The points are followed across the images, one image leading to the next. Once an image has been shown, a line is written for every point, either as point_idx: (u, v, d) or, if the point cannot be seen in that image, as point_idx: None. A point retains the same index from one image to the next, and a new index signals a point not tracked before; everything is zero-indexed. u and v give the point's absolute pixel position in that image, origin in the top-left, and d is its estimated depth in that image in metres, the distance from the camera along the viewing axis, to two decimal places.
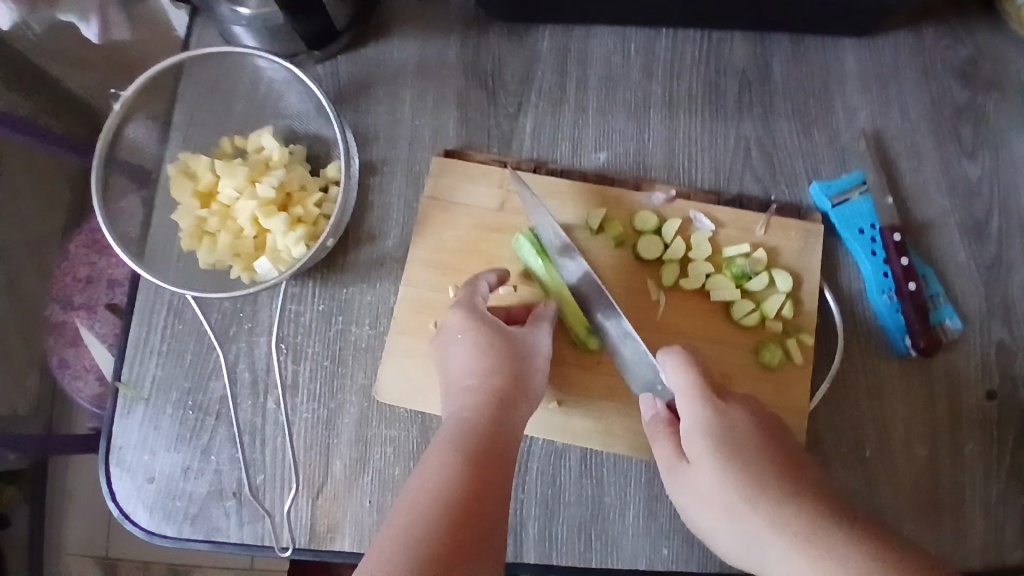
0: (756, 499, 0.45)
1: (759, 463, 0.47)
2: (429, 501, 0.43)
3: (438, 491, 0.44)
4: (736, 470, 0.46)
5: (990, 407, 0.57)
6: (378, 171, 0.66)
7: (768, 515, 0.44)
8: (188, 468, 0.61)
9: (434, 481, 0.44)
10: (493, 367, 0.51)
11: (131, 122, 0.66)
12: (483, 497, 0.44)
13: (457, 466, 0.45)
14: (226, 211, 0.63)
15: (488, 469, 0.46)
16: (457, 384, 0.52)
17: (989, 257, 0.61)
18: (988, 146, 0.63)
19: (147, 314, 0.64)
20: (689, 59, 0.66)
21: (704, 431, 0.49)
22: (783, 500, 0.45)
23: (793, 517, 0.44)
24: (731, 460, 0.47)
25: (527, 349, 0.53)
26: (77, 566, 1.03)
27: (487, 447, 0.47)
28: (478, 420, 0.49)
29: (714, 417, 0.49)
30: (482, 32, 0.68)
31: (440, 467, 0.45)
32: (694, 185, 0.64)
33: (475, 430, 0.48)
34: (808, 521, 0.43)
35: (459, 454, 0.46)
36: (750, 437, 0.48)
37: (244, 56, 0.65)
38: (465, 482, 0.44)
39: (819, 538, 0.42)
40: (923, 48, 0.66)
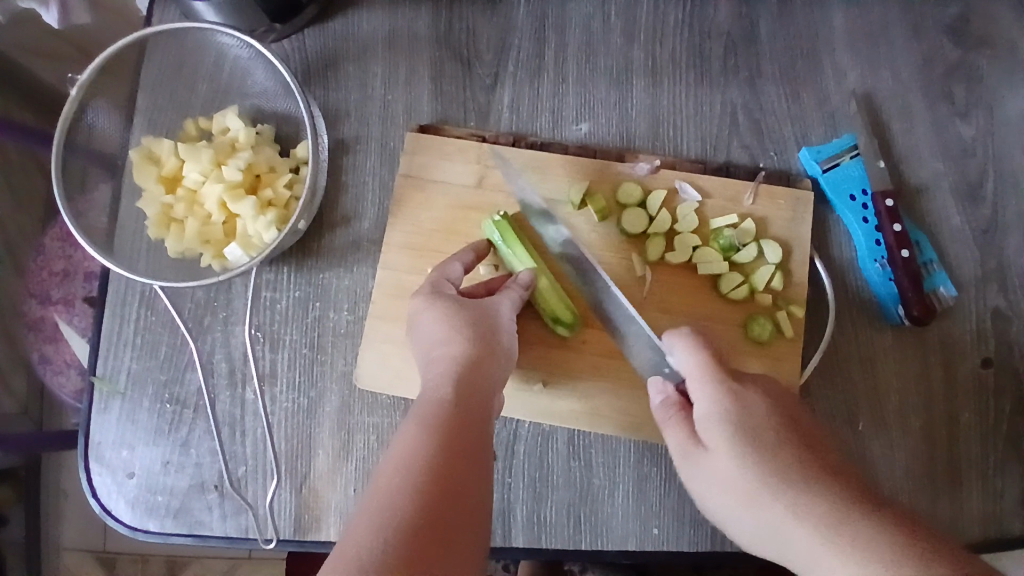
0: (779, 482, 0.42)
1: (781, 445, 0.44)
2: (398, 479, 0.39)
3: (408, 467, 0.39)
4: (757, 452, 0.43)
5: (986, 375, 0.56)
6: (351, 151, 0.63)
7: (792, 496, 0.41)
8: (168, 462, 0.59)
9: (402, 457, 0.40)
10: (461, 335, 0.48)
11: (91, 106, 0.63)
12: (457, 468, 0.40)
13: (426, 438, 0.41)
14: (192, 196, 0.60)
15: (459, 438, 0.41)
16: (427, 355, 0.48)
17: (984, 221, 0.59)
18: (983, 105, 0.61)
19: (118, 307, 0.62)
20: (671, 22, 0.63)
21: (719, 413, 0.46)
22: (807, 482, 0.42)
23: (818, 498, 0.40)
24: (752, 442, 0.44)
25: (488, 316, 0.51)
26: (73, 562, 1.04)
27: (457, 415, 0.43)
28: (446, 388, 0.44)
29: (730, 400, 0.46)
30: (454, 0, 0.65)
31: (407, 443, 0.41)
32: (680, 154, 0.61)
33: (443, 400, 0.44)
34: (836, 504, 0.40)
35: (427, 425, 0.42)
36: (770, 417, 0.45)
37: (208, 34, 0.62)
38: (436, 454, 0.40)
39: (846, 523, 0.39)
40: (914, 4, 0.63)
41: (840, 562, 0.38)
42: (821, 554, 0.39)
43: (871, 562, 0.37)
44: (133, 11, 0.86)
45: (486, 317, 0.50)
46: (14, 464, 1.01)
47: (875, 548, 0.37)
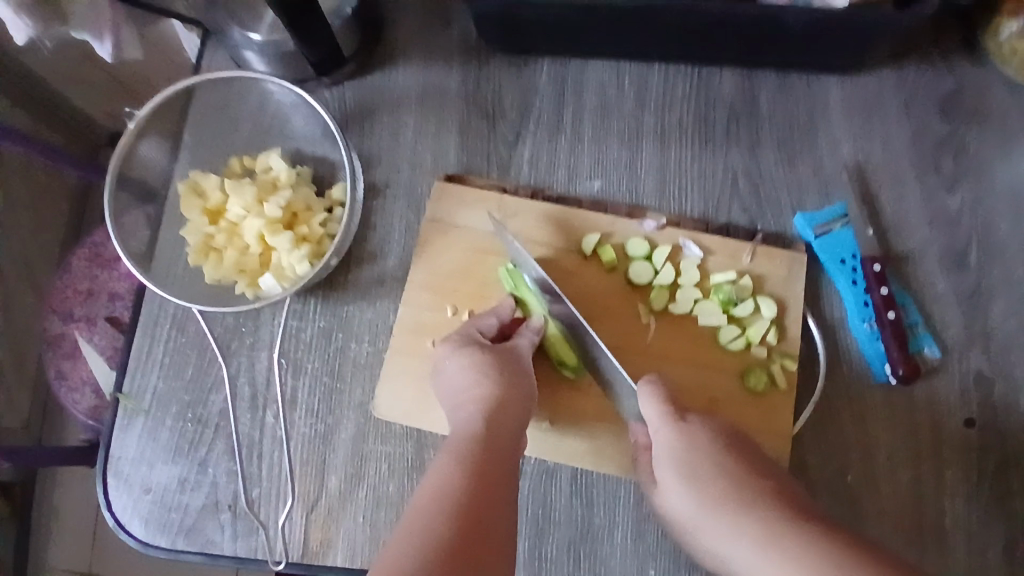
0: (723, 510, 0.48)
1: (722, 478, 0.50)
2: (433, 503, 0.44)
3: (441, 493, 0.45)
4: (701, 487, 0.50)
5: (970, 434, 0.59)
6: (381, 194, 0.68)
7: (733, 522, 0.47)
8: (185, 480, 0.62)
9: (435, 484, 0.46)
10: (487, 379, 0.53)
11: (143, 140, 0.69)
12: (487, 496, 0.45)
13: (458, 469, 0.47)
14: (233, 228, 0.65)
15: (488, 470, 0.47)
16: (454, 402, 0.54)
17: (969, 286, 0.63)
18: (968, 179, 0.67)
19: (150, 328, 0.66)
20: (680, 92, 0.70)
21: (670, 450, 0.52)
22: (746, 506, 0.48)
23: (754, 522, 0.47)
24: (696, 479, 0.50)
25: (513, 361, 0.56)
26: None
27: (486, 450, 0.48)
28: (476, 427, 0.50)
29: (679, 438, 0.52)
30: (483, 63, 0.71)
31: (441, 472, 0.47)
32: (684, 213, 0.66)
33: (473, 438, 0.49)
34: (769, 526, 0.46)
35: (460, 460, 0.47)
36: (717, 454, 0.51)
37: (254, 81, 0.68)
38: (467, 483, 0.46)
39: (775, 538, 0.45)
40: (906, 83, 0.69)
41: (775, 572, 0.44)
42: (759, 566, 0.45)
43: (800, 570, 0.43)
44: (177, 46, 0.93)
45: (510, 360, 0.55)
46: (9, 480, 1.04)
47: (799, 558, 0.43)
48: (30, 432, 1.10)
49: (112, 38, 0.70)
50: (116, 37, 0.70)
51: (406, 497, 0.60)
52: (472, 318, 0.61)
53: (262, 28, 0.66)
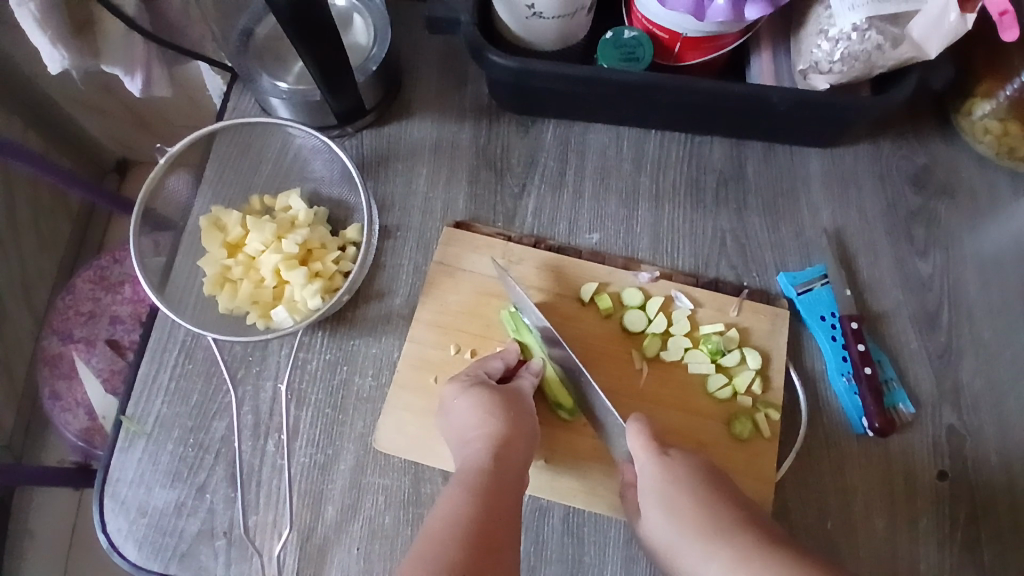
0: (698, 539, 0.52)
1: (698, 509, 0.53)
2: (445, 530, 0.48)
3: (452, 521, 0.49)
4: (679, 518, 0.53)
5: (943, 486, 0.62)
6: (392, 236, 0.72)
7: (707, 550, 0.51)
8: (182, 505, 0.62)
9: (446, 513, 0.50)
10: (492, 417, 0.56)
11: (174, 173, 0.74)
12: (495, 525, 0.49)
13: (469, 499, 0.51)
14: (250, 262, 0.69)
15: (495, 501, 0.51)
16: (462, 438, 0.57)
17: (940, 346, 0.68)
18: (939, 246, 0.72)
19: (159, 352, 0.68)
20: (674, 156, 0.76)
21: (652, 483, 0.55)
22: (721, 536, 0.51)
23: (726, 549, 0.50)
24: (673, 510, 0.54)
25: (517, 399, 0.59)
26: None
27: (495, 481, 0.52)
28: (483, 460, 0.53)
29: (661, 471, 0.55)
30: (493, 121, 0.77)
31: (451, 503, 0.51)
32: (676, 267, 0.71)
33: (481, 470, 0.53)
34: (741, 553, 0.49)
35: (468, 490, 0.51)
36: (694, 487, 0.54)
37: (277, 127, 0.73)
38: (477, 512, 0.50)
39: (746, 565, 0.48)
40: (881, 157, 0.76)
41: None
42: None
43: None
44: (199, 85, 0.99)
45: (515, 401, 0.58)
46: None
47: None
48: (11, 450, 1.10)
49: (141, 74, 0.73)
50: (146, 74, 0.73)
51: (401, 530, 0.61)
52: (477, 360, 0.64)
53: (290, 77, 0.72)
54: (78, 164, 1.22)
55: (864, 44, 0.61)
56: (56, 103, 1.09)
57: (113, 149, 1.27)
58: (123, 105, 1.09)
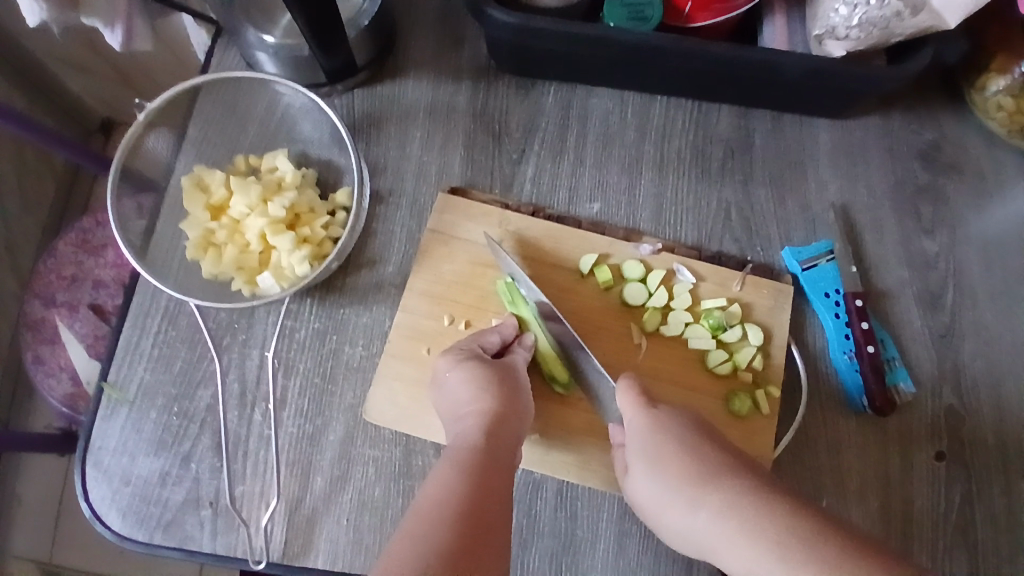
0: (684, 488, 0.52)
1: (686, 460, 0.53)
2: (435, 510, 0.47)
3: (443, 499, 0.47)
4: (664, 469, 0.53)
5: (940, 466, 0.61)
6: (384, 201, 0.69)
7: (694, 498, 0.51)
8: (167, 474, 0.61)
9: (437, 489, 0.48)
10: (485, 392, 0.54)
11: (153, 131, 0.70)
12: (487, 506, 0.48)
13: (461, 478, 0.49)
14: (235, 225, 0.66)
15: (489, 480, 0.49)
16: (456, 413, 0.56)
17: (942, 326, 0.66)
18: (945, 224, 0.70)
19: (141, 318, 0.65)
20: (679, 125, 0.73)
21: (641, 436, 0.55)
22: (711, 486, 0.51)
23: (713, 496, 0.51)
24: (660, 462, 0.53)
25: (511, 373, 0.57)
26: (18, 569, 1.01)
27: (488, 459, 0.50)
28: (476, 437, 0.52)
29: (650, 424, 0.55)
30: (491, 83, 0.73)
31: (442, 479, 0.49)
32: (679, 240, 0.69)
33: (474, 447, 0.51)
34: (729, 500, 0.50)
35: (459, 466, 0.50)
36: (683, 439, 0.54)
37: (264, 83, 0.70)
38: (470, 492, 0.48)
39: (736, 513, 0.49)
40: (890, 131, 0.73)
41: (738, 542, 0.47)
42: (722, 537, 0.49)
43: (757, 541, 0.46)
44: (184, 40, 0.94)
45: (509, 377, 0.57)
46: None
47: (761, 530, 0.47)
48: None
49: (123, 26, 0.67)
50: (128, 27, 0.68)
51: (391, 502, 0.60)
52: (473, 333, 0.62)
53: (277, 31, 0.67)
54: (59, 122, 1.16)
55: (883, 10, 0.57)
56: (32, 56, 1.03)
57: (96, 108, 1.20)
58: (104, 60, 1.04)
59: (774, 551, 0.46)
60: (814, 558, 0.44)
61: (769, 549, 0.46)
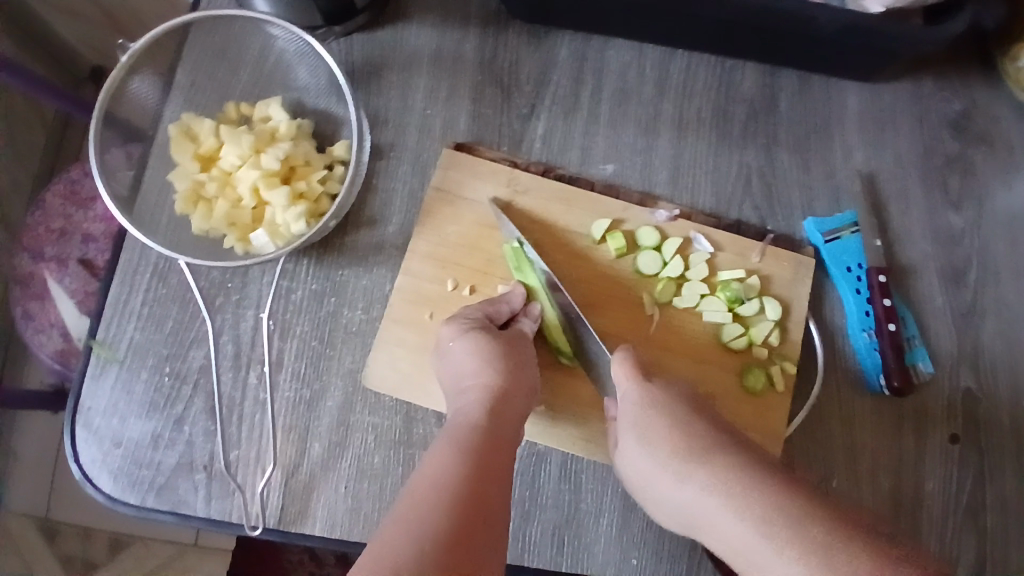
0: (674, 462, 0.50)
1: (678, 434, 0.51)
2: (431, 492, 0.44)
3: (440, 480, 0.45)
4: (655, 443, 0.51)
5: (952, 449, 0.60)
6: (385, 156, 0.65)
7: (683, 473, 0.50)
8: (159, 437, 0.59)
9: (435, 470, 0.46)
10: (488, 367, 0.52)
11: (137, 75, 0.65)
12: (487, 489, 0.45)
13: (460, 457, 0.47)
14: (226, 177, 0.62)
15: (489, 459, 0.47)
16: (456, 387, 0.54)
17: (964, 305, 0.64)
18: (974, 199, 0.66)
19: (129, 275, 0.62)
20: (701, 82, 0.68)
21: (633, 410, 0.53)
22: (700, 460, 0.50)
23: (703, 472, 0.49)
24: (651, 436, 0.52)
25: (516, 346, 0.55)
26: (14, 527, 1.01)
27: (489, 438, 0.48)
28: (477, 415, 0.50)
29: (643, 398, 0.53)
30: (501, 30, 0.68)
31: (439, 457, 0.47)
32: (696, 206, 0.65)
33: (475, 425, 0.49)
34: (719, 476, 0.48)
35: (459, 445, 0.48)
36: (677, 413, 0.52)
37: (257, 23, 0.64)
38: (470, 474, 0.46)
39: (725, 489, 0.47)
40: (923, 96, 0.69)
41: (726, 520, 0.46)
42: (710, 514, 0.47)
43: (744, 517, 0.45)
44: None
45: (515, 349, 0.54)
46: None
47: (749, 506, 0.45)
48: None
49: None
50: None
51: (392, 471, 0.58)
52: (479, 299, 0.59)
53: None
54: None
55: None
56: None
57: None
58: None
59: (761, 529, 0.44)
60: (801, 538, 0.42)
61: (758, 524, 0.44)
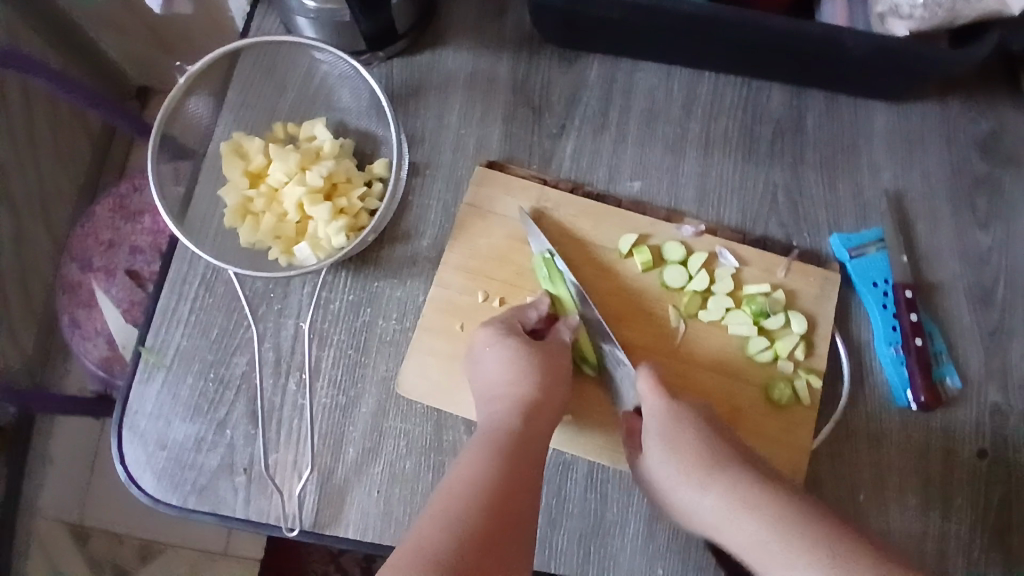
0: (696, 472, 0.52)
1: (701, 444, 0.53)
2: (466, 494, 0.46)
3: (476, 483, 0.47)
4: (679, 453, 0.53)
5: (980, 466, 0.59)
6: (421, 174, 0.68)
7: (703, 482, 0.52)
8: (202, 439, 0.62)
9: (470, 472, 0.48)
10: (522, 377, 0.54)
11: (193, 96, 0.69)
12: (519, 494, 0.47)
13: (494, 462, 0.49)
14: (273, 194, 0.66)
15: (521, 467, 0.49)
16: (490, 394, 0.55)
17: (992, 322, 0.64)
18: (1002, 218, 0.67)
19: (178, 284, 0.66)
20: (727, 102, 0.70)
21: (658, 423, 0.54)
22: (721, 470, 0.52)
23: (721, 482, 0.51)
24: (676, 446, 0.53)
25: (554, 357, 0.56)
26: (48, 532, 1.05)
27: (521, 446, 0.50)
28: (511, 423, 0.52)
29: (669, 413, 0.54)
30: (534, 54, 0.71)
31: (474, 460, 0.49)
32: (722, 222, 0.67)
33: (508, 432, 0.51)
34: (736, 487, 0.51)
35: (494, 451, 0.49)
36: (701, 425, 0.54)
37: (303, 48, 0.68)
38: (504, 480, 0.48)
39: (742, 498, 0.50)
40: (950, 116, 0.69)
41: (737, 526, 0.50)
42: (726, 521, 0.50)
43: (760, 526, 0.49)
44: (221, 8, 0.94)
45: (549, 360, 0.56)
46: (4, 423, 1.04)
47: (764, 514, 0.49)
48: (31, 375, 1.09)
49: None
50: None
51: (421, 476, 0.60)
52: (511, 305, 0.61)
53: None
54: (95, 83, 1.15)
55: None
56: (71, 18, 1.02)
57: (131, 73, 1.19)
58: (142, 26, 1.05)
59: (776, 537, 0.48)
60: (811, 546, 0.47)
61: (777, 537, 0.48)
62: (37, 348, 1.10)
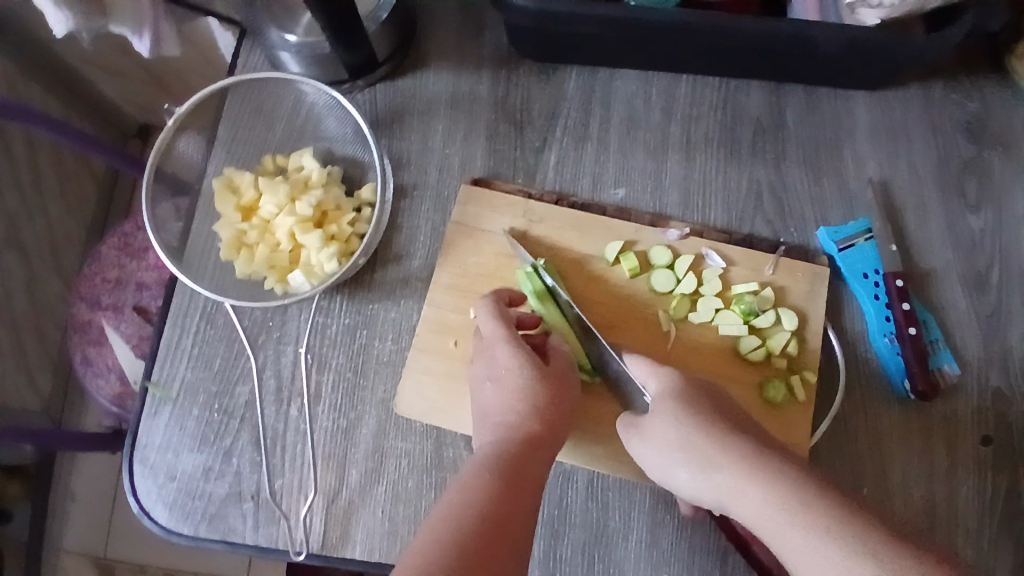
0: (709, 435, 0.50)
1: (715, 411, 0.52)
2: (461, 518, 0.46)
3: (470, 506, 0.47)
4: (692, 417, 0.52)
5: (985, 453, 0.59)
6: (409, 196, 0.70)
7: (717, 444, 0.50)
8: (209, 469, 0.63)
9: (466, 494, 0.48)
10: (519, 402, 0.54)
11: (183, 135, 0.71)
12: (512, 519, 0.48)
13: (489, 485, 0.49)
14: (265, 225, 0.67)
15: (517, 491, 0.49)
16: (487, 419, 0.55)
17: (988, 306, 0.63)
18: (991, 201, 0.66)
19: (180, 318, 0.68)
20: (706, 104, 0.71)
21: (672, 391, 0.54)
22: (734, 435, 0.50)
23: (734, 447, 0.49)
24: (689, 411, 0.52)
25: (552, 380, 0.56)
26: (72, 566, 1.07)
27: (518, 470, 0.50)
28: (508, 447, 0.52)
29: (683, 383, 0.54)
30: (513, 71, 0.73)
31: (470, 482, 0.49)
32: (708, 223, 0.67)
33: (505, 456, 0.51)
34: (750, 451, 0.49)
35: (490, 475, 0.50)
36: (714, 397, 0.53)
37: (288, 82, 0.70)
38: (498, 504, 0.48)
39: (756, 460, 0.48)
40: (932, 103, 0.69)
41: (749, 488, 0.47)
42: (736, 486, 0.48)
43: (774, 488, 0.46)
44: (212, 45, 0.97)
45: (548, 384, 0.55)
46: (25, 461, 1.07)
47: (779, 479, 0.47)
48: (48, 415, 1.12)
49: (150, 32, 0.66)
50: (155, 33, 0.67)
51: (424, 494, 0.61)
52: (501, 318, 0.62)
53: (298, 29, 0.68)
54: (97, 126, 1.19)
55: None
56: (69, 65, 1.05)
57: (131, 113, 1.22)
58: (138, 67, 1.08)
59: (791, 498, 0.45)
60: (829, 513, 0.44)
61: (791, 511, 0.45)
62: (53, 387, 1.13)
